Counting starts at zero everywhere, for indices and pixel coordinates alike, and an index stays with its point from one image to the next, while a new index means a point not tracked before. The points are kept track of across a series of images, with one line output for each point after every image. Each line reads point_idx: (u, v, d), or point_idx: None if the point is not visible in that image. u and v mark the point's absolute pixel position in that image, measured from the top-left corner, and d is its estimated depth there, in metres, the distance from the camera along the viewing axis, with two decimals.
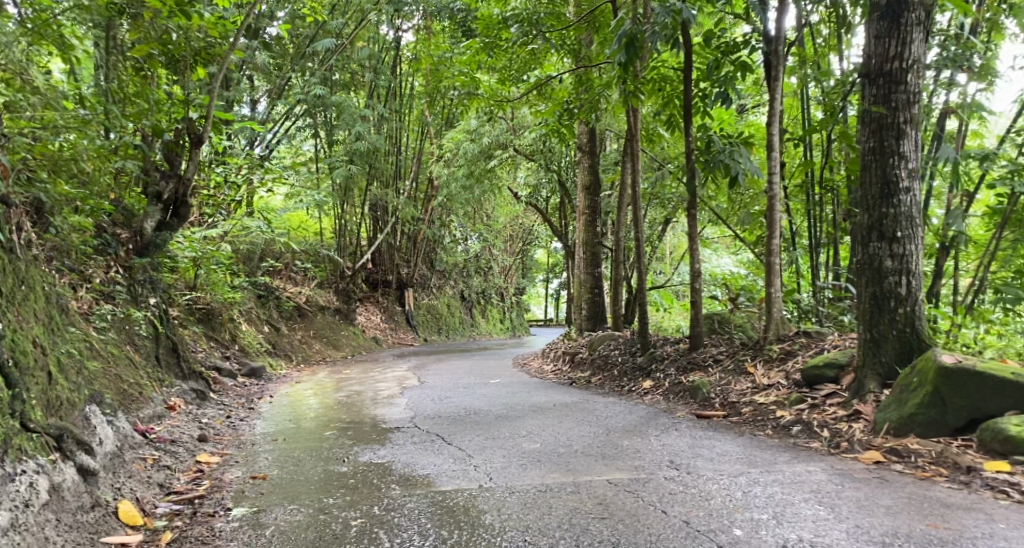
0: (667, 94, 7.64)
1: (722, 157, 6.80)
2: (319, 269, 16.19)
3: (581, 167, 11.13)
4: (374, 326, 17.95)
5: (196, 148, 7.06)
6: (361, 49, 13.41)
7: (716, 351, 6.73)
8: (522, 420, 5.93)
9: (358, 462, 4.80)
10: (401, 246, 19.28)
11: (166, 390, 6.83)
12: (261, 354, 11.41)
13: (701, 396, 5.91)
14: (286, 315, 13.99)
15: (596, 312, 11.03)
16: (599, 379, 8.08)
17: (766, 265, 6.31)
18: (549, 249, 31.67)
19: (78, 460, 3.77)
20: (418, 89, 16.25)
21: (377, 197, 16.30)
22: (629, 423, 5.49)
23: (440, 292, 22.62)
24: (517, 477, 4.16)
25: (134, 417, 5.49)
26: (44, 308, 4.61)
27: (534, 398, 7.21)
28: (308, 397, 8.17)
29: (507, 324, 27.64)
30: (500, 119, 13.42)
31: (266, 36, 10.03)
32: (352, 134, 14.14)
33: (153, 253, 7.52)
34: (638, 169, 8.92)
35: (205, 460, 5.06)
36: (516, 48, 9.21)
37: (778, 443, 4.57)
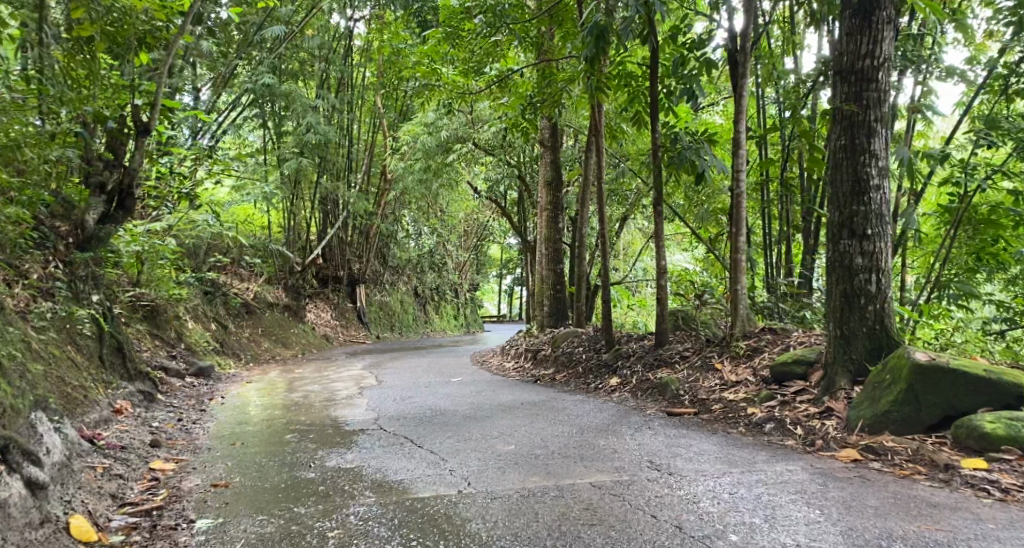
0: (632, 89, 7.60)
1: (687, 153, 6.78)
2: (268, 264, 15.79)
3: (543, 162, 11.05)
4: (326, 323, 17.62)
5: (143, 136, 6.79)
6: (312, 39, 13.10)
7: (682, 347, 6.73)
8: (491, 420, 5.83)
9: (326, 467, 4.63)
10: (354, 241, 18.95)
11: (112, 392, 6.51)
12: (209, 353, 11.04)
13: (670, 393, 5.89)
14: (235, 312, 13.59)
15: (557, 309, 10.97)
16: (563, 376, 8.02)
17: (732, 262, 6.31)
18: (503, 245, 31.61)
19: (25, 472, 3.53)
20: (372, 81, 15.97)
21: (329, 191, 15.98)
22: (600, 422, 5.44)
23: (393, 288, 22.33)
24: (496, 482, 4.09)
25: (79, 422, 5.20)
26: None
27: (498, 396, 7.11)
28: (263, 398, 7.92)
29: (460, 320, 27.48)
30: (458, 112, 13.26)
31: (211, 21, 9.69)
32: (302, 125, 13.81)
33: (96, 247, 7.14)
34: (601, 165, 8.87)
35: (160, 467, 4.81)
36: (478, 39, 9.08)
37: (753, 441, 4.57)
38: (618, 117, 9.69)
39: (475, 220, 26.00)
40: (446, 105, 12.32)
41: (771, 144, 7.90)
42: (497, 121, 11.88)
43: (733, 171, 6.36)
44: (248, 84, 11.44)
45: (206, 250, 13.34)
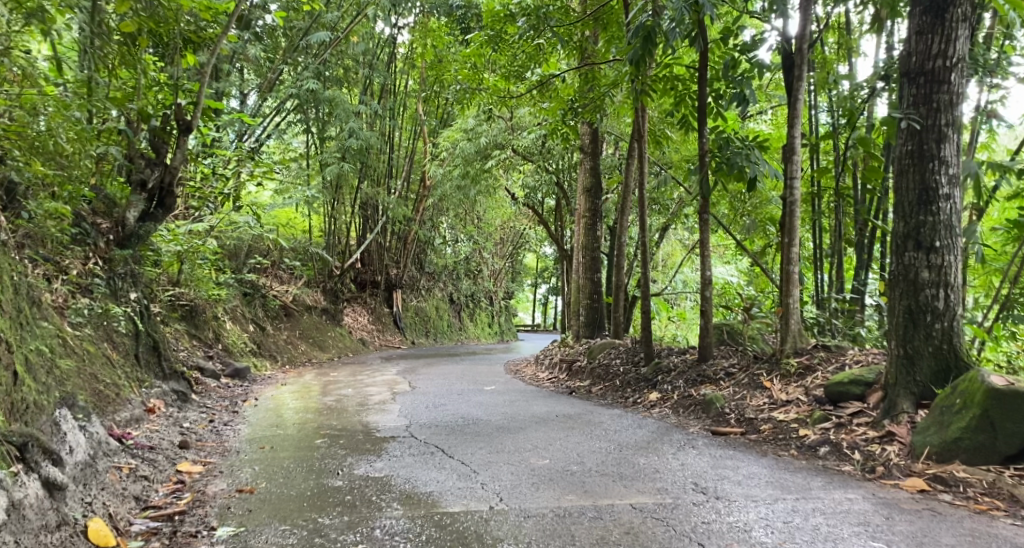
0: (679, 93, 7.35)
1: (736, 159, 6.48)
2: (307, 267, 15.81)
3: (582, 169, 10.79)
4: (361, 327, 17.61)
5: (185, 135, 6.77)
6: (356, 45, 13.11)
7: (728, 363, 6.44)
8: (525, 432, 5.61)
9: (354, 475, 4.47)
10: (392, 247, 18.94)
11: (146, 391, 6.45)
12: (245, 354, 11.03)
13: (714, 411, 5.62)
14: (273, 315, 13.59)
15: (594, 320, 10.67)
16: (599, 389, 7.75)
17: (783, 274, 5.99)
18: (539, 255, 31.43)
19: (43, 472, 3.41)
20: (414, 88, 15.96)
21: (369, 196, 15.94)
22: (641, 439, 5.19)
23: (429, 294, 22.28)
24: (530, 499, 3.88)
25: (110, 420, 5.11)
26: (11, 300, 4.20)
27: (533, 408, 6.89)
28: (296, 401, 7.82)
29: (495, 328, 27.35)
30: (499, 119, 13.11)
31: (259, 27, 9.73)
32: (345, 130, 13.78)
33: (136, 244, 7.19)
34: (644, 172, 8.62)
35: (186, 469, 4.70)
36: (520, 43, 8.91)
37: (807, 466, 4.28)
38: (663, 123, 9.42)
39: (512, 229, 25.88)
40: (487, 111, 12.20)
41: (823, 153, 7.57)
42: (538, 127, 11.70)
43: (786, 178, 6.04)
44: (291, 88, 11.45)
45: (247, 252, 13.39)
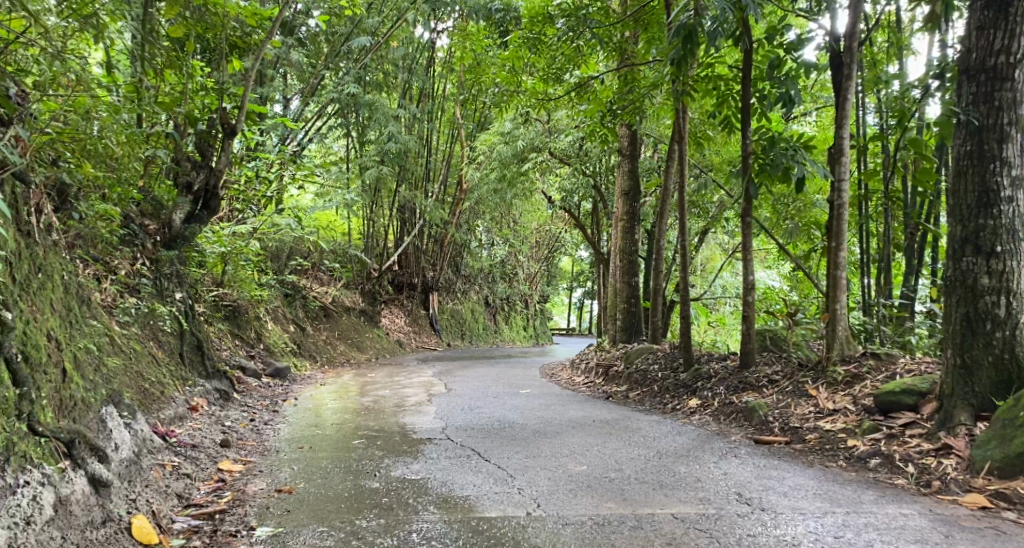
0: (721, 93, 7.24)
1: (782, 160, 6.35)
2: (346, 269, 15.96)
3: (621, 171, 10.67)
4: (398, 329, 17.72)
5: (229, 139, 6.88)
6: (396, 50, 13.22)
7: (771, 370, 6.30)
8: (563, 437, 5.55)
9: (391, 477, 4.46)
10: (429, 249, 19.00)
11: (189, 389, 6.54)
12: (286, 355, 11.15)
13: (757, 419, 5.50)
14: (312, 316, 13.74)
15: (631, 323, 10.55)
16: (637, 395, 7.65)
17: (831, 279, 5.83)
18: (575, 258, 31.36)
19: (90, 468, 3.45)
20: (452, 92, 16.02)
21: (406, 199, 16.03)
22: (682, 447, 5.10)
23: (464, 297, 22.34)
24: (569, 505, 3.83)
25: (154, 418, 5.18)
26: (62, 298, 4.26)
27: (570, 412, 6.83)
28: (335, 401, 7.86)
29: (530, 331, 27.33)
30: (536, 122, 13.08)
31: (301, 33, 9.86)
32: (384, 134, 13.86)
33: (182, 246, 7.27)
34: (684, 173, 8.51)
35: (227, 468, 4.74)
36: (560, 45, 8.86)
37: (857, 479, 4.15)
38: (704, 125, 9.30)
39: (548, 232, 25.82)
40: (524, 113, 12.17)
41: (870, 155, 7.38)
42: (576, 129, 11.63)
43: (834, 180, 5.89)
44: (332, 93, 11.57)
45: (287, 254, 13.56)
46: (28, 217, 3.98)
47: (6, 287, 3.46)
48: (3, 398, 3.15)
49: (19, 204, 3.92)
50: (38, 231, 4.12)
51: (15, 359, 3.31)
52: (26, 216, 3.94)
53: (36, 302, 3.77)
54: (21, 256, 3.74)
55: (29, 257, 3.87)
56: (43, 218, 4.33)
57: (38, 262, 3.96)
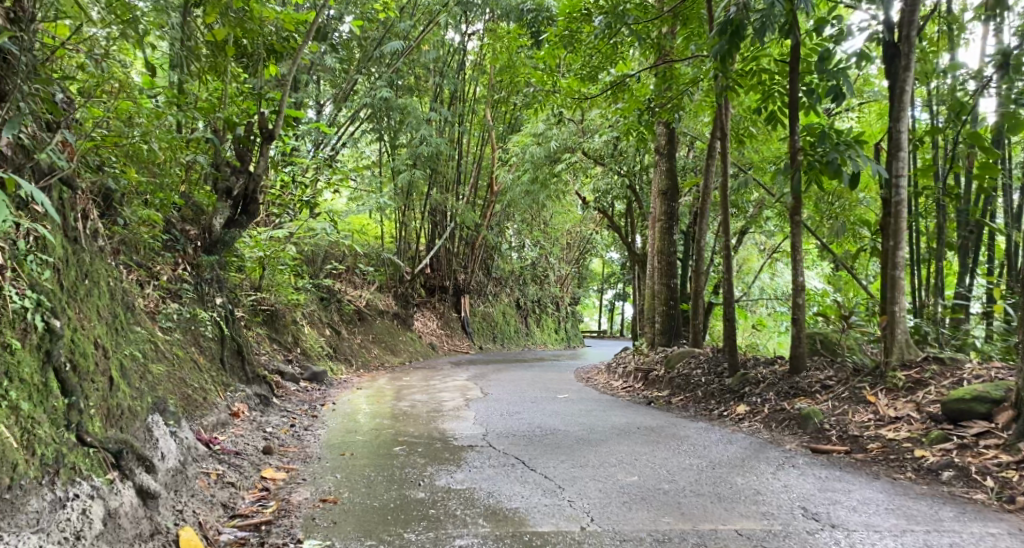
0: (766, 88, 7.04)
1: (833, 157, 6.13)
2: (379, 273, 15.96)
3: (658, 170, 10.44)
4: (430, 332, 17.70)
5: (267, 144, 6.85)
6: (428, 53, 13.17)
7: (824, 375, 6.09)
8: (608, 445, 5.41)
9: (436, 487, 4.35)
10: (461, 252, 18.92)
11: (230, 394, 6.50)
12: (322, 358, 11.15)
13: (813, 427, 5.31)
14: (347, 319, 13.74)
15: (670, 326, 10.33)
16: (680, 400, 7.46)
17: (888, 280, 5.59)
18: (606, 259, 31.15)
19: (137, 480, 3.39)
20: (483, 94, 15.91)
21: (438, 202, 15.98)
22: (735, 456, 4.93)
23: (496, 299, 22.25)
24: (624, 521, 3.70)
25: (198, 425, 5.13)
26: (108, 305, 4.21)
27: (613, 418, 6.68)
28: (372, 405, 7.80)
29: (561, 334, 27.19)
30: (569, 122, 12.92)
31: (334, 37, 9.83)
32: (416, 138, 13.81)
33: (222, 250, 7.41)
34: (726, 170, 8.30)
35: (271, 476, 4.67)
36: (597, 43, 8.69)
37: (928, 494, 3.96)
38: (746, 121, 9.07)
39: (579, 234, 25.59)
40: (558, 114, 12.01)
41: (923, 150, 7.12)
42: (611, 129, 11.44)
43: (891, 176, 5.69)
44: (365, 97, 11.52)
45: (322, 258, 13.57)
46: (74, 223, 3.92)
47: (54, 295, 3.42)
48: (51, 409, 3.10)
49: (66, 210, 3.88)
50: (84, 237, 4.07)
51: (63, 369, 3.26)
52: (71, 222, 3.87)
53: (83, 309, 3.73)
54: (69, 262, 3.70)
55: (76, 264, 3.82)
56: (89, 225, 4.28)
57: (84, 269, 3.91)
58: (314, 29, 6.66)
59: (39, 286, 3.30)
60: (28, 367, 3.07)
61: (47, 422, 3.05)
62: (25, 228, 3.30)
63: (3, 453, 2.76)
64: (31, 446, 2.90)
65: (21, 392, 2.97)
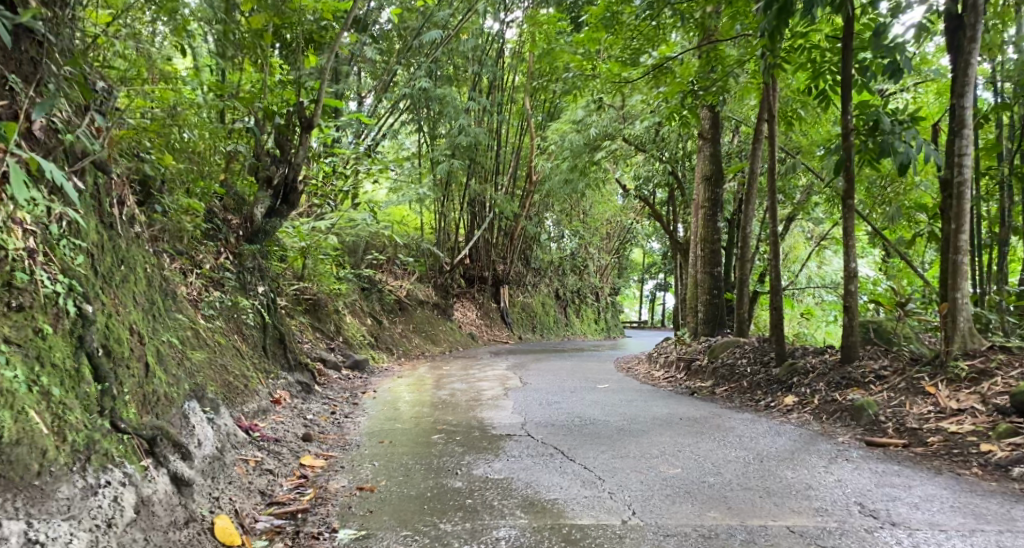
0: (815, 67, 6.76)
1: (887, 139, 5.83)
2: (419, 263, 15.94)
3: (702, 155, 10.16)
4: (470, 322, 17.67)
5: (307, 133, 6.78)
6: (466, 41, 13.03)
7: (878, 365, 5.84)
8: (651, 436, 5.24)
9: (474, 476, 4.25)
10: (500, 242, 18.80)
11: (272, 382, 6.50)
12: (364, 347, 11.17)
13: (867, 419, 5.08)
14: (388, 309, 13.76)
15: (714, 315, 10.07)
16: (725, 391, 7.25)
17: (951, 265, 5.29)
18: (647, 249, 30.78)
19: (172, 467, 3.36)
20: (522, 83, 15.75)
21: (477, 192, 15.89)
22: (785, 448, 4.73)
23: (535, 290, 22.10)
24: (668, 515, 3.56)
25: (239, 411, 5.11)
26: (144, 292, 4.20)
27: (656, 409, 6.51)
28: (411, 393, 7.75)
29: (602, 324, 26.98)
30: (609, 109, 12.69)
31: (372, 28, 9.76)
32: (455, 127, 13.71)
33: (263, 240, 7.39)
34: (774, 153, 8.01)
35: (309, 464, 4.62)
36: (638, 24, 8.46)
37: (998, 491, 3.74)
38: (795, 103, 8.77)
39: (619, 224, 25.30)
40: (599, 100, 11.77)
41: (987, 130, 6.75)
42: (653, 115, 11.19)
43: (954, 155, 5.37)
44: (404, 87, 11.45)
45: (363, 248, 13.58)
46: (109, 208, 3.91)
47: (87, 280, 3.42)
48: (84, 394, 3.09)
49: (101, 195, 3.87)
50: (120, 223, 4.06)
51: (96, 354, 3.25)
52: (105, 207, 3.86)
53: (119, 294, 3.71)
54: (103, 248, 3.69)
55: (111, 250, 3.81)
56: (125, 211, 4.27)
57: (120, 255, 3.90)
58: (350, 21, 6.45)
59: (71, 271, 3.29)
60: (60, 353, 3.06)
61: (80, 408, 3.03)
62: (59, 211, 3.31)
63: (33, 438, 2.75)
64: (62, 432, 2.88)
65: (51, 377, 2.96)
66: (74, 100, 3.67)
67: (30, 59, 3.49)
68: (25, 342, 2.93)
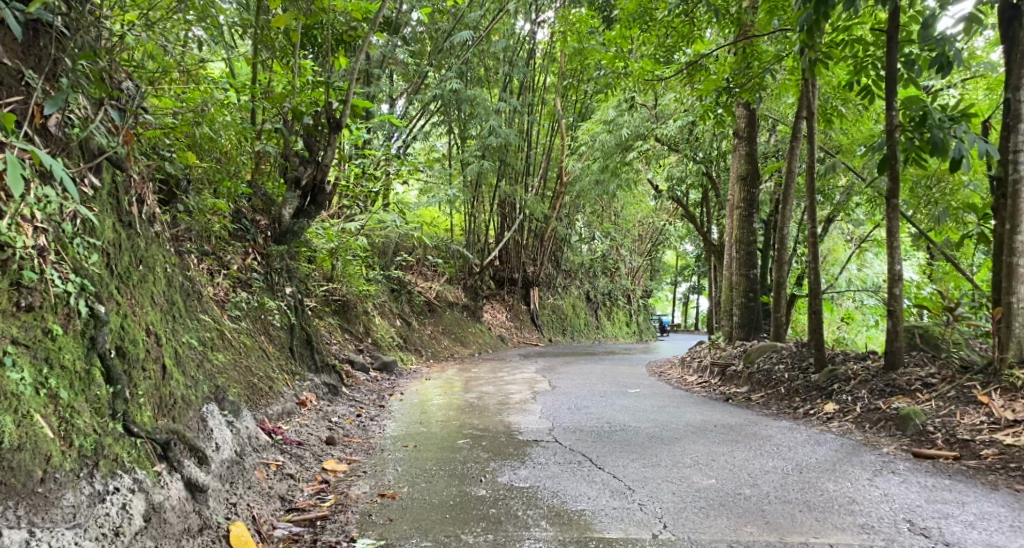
0: (858, 61, 6.50)
1: (937, 135, 5.56)
2: (449, 264, 15.86)
3: (737, 154, 9.89)
4: (499, 324, 17.55)
5: (335, 134, 6.61)
6: (497, 42, 12.91)
7: (925, 372, 5.58)
8: (684, 444, 5.04)
9: (498, 484, 4.11)
10: (530, 244, 18.63)
11: (298, 384, 6.41)
12: (393, 348, 11.11)
13: (914, 429, 4.83)
14: (417, 310, 13.69)
15: (749, 318, 9.77)
16: (761, 397, 7.01)
17: (1007, 269, 5.00)
18: (680, 251, 30.36)
19: (186, 472, 3.27)
20: (553, 84, 15.56)
21: (507, 194, 15.75)
22: (827, 459, 4.51)
23: (566, 292, 21.92)
24: (701, 529, 3.38)
25: (262, 414, 5.03)
26: (164, 292, 4.13)
27: (688, 415, 6.30)
28: (440, 396, 7.64)
29: (633, 327, 26.68)
30: (642, 108, 12.46)
31: (403, 29, 9.67)
32: (485, 129, 13.57)
33: (291, 241, 7.31)
34: (813, 152, 7.75)
35: (331, 468, 4.51)
36: (671, 20, 8.25)
37: None
38: (835, 99, 8.49)
39: (651, 225, 24.97)
40: (630, 99, 11.57)
41: None
42: (687, 114, 10.93)
43: (1011, 151, 5.06)
44: (435, 89, 11.35)
45: (393, 250, 13.52)
46: (127, 207, 3.86)
47: (101, 279, 3.36)
48: (95, 398, 3.02)
49: (119, 193, 3.82)
50: (139, 221, 4.00)
51: (108, 356, 3.19)
52: (122, 205, 3.80)
53: (136, 294, 3.65)
54: (121, 247, 3.64)
55: (129, 249, 3.76)
56: (146, 210, 4.20)
57: (138, 254, 3.85)
58: (377, 21, 6.30)
59: (84, 270, 3.24)
60: (69, 354, 3.00)
61: (89, 411, 2.96)
62: (73, 210, 3.26)
63: (36, 444, 2.67)
64: (69, 436, 2.80)
65: (61, 380, 2.90)
66: (90, 94, 3.61)
67: (48, 56, 3.43)
68: (34, 343, 2.86)
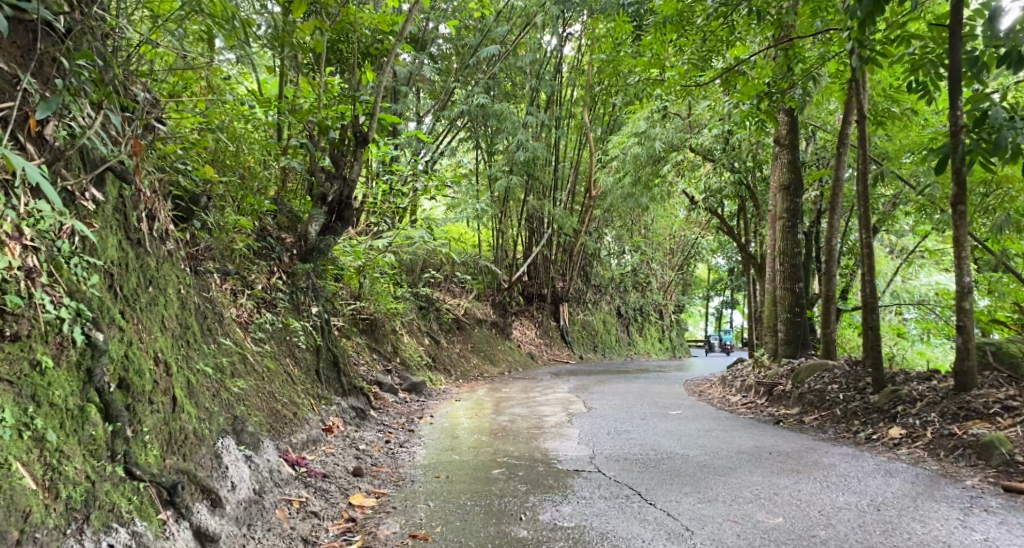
0: (916, 58, 5.95)
1: (1005, 135, 4.95)
2: (477, 281, 15.50)
3: (778, 163, 9.41)
4: (529, 341, 17.15)
5: (361, 148, 6.30)
6: (523, 56, 12.60)
7: (1003, 394, 5.11)
8: (742, 475, 4.61)
9: (539, 523, 3.75)
10: (560, 259, 18.25)
11: (324, 408, 6.09)
12: (421, 368, 10.76)
13: (999, 459, 4.40)
14: (446, 328, 13.34)
15: (795, 335, 9.21)
16: (815, 419, 6.54)
17: None
18: (712, 265, 29.78)
19: (195, 519, 3.00)
20: (581, 96, 15.23)
21: (535, 208, 15.42)
22: (904, 492, 4.09)
23: (596, 308, 21.46)
24: None
25: (285, 443, 4.71)
26: (177, 316, 3.83)
27: (740, 440, 5.86)
28: (471, 419, 7.28)
29: (666, 343, 26.13)
30: (675, 118, 12.05)
31: (430, 42, 9.38)
32: (513, 143, 13.24)
33: (318, 259, 6.92)
34: (866, 158, 7.24)
35: (358, 504, 4.16)
36: (709, 24, 7.82)
37: None
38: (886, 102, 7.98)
39: (682, 239, 24.46)
40: (662, 108, 11.18)
41: None
42: (724, 122, 10.45)
43: None
44: (462, 105, 11.07)
45: (421, 267, 13.19)
46: (132, 221, 3.57)
47: (103, 303, 3.08)
48: (90, 438, 2.75)
49: (127, 209, 3.57)
50: (149, 239, 3.72)
51: (107, 390, 2.91)
52: (128, 220, 3.53)
53: (142, 318, 3.36)
54: (128, 266, 3.38)
55: (137, 269, 3.49)
56: (158, 227, 3.92)
57: (148, 274, 3.57)
58: (403, 33, 5.99)
59: (81, 294, 2.97)
60: (60, 391, 2.73)
61: (81, 455, 2.70)
62: (71, 226, 3.01)
63: (12, 498, 2.39)
64: (55, 486, 2.54)
65: (49, 420, 2.63)
66: (93, 101, 3.34)
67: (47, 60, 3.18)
68: (19, 379, 2.60)
